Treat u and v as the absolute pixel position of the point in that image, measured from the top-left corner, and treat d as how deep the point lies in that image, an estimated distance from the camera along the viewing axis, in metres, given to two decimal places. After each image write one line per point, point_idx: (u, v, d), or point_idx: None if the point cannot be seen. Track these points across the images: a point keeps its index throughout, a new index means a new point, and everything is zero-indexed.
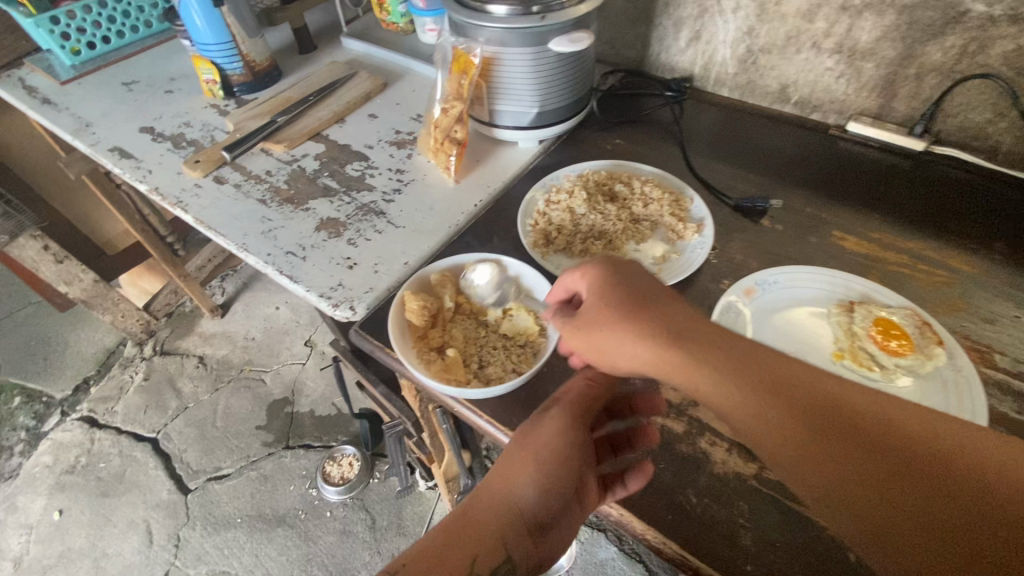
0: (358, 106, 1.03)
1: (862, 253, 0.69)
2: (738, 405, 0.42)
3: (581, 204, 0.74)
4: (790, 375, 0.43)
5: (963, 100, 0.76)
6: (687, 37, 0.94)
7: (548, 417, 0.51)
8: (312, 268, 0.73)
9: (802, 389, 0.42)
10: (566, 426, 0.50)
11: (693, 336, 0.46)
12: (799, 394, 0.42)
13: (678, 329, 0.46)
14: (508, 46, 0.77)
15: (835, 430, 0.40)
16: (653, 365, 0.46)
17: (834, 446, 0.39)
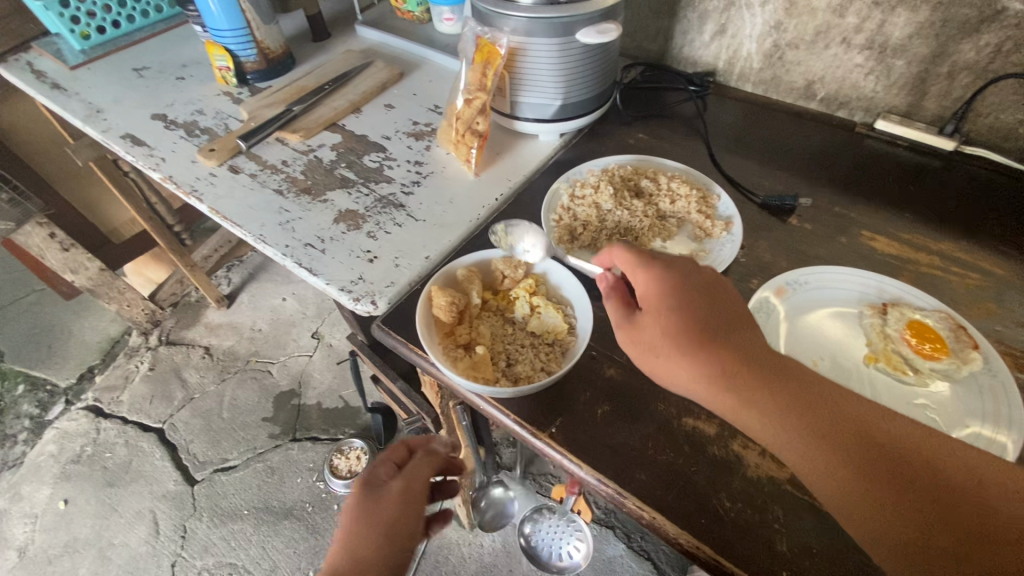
0: (374, 95, 1.01)
1: (892, 254, 0.68)
2: (770, 430, 0.44)
3: (607, 200, 0.73)
4: (815, 399, 0.45)
5: (995, 100, 0.75)
6: (711, 30, 0.92)
7: (391, 489, 0.59)
8: (332, 261, 0.72)
9: (837, 416, 0.44)
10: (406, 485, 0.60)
11: (743, 357, 0.47)
12: (836, 425, 0.43)
13: (719, 356, 0.47)
14: (534, 37, 0.75)
15: (866, 455, 0.42)
16: (697, 391, 0.46)
17: (863, 472, 0.41)
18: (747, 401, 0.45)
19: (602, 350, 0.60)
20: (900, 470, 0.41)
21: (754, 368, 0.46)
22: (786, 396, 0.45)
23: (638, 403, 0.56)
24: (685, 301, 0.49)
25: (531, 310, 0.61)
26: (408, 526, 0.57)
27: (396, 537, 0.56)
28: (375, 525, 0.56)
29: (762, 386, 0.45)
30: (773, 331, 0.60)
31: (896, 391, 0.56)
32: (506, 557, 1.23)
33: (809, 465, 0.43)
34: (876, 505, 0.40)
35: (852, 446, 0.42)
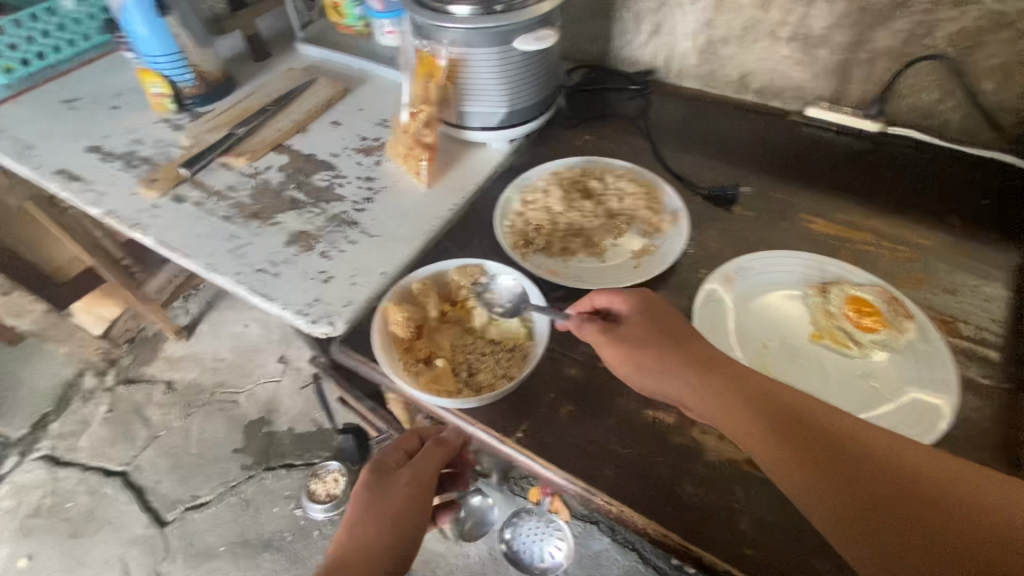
0: (320, 113, 1.00)
1: (830, 235, 0.71)
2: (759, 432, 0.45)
3: (557, 202, 0.74)
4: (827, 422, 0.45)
5: (912, 82, 0.80)
6: (647, 30, 0.95)
7: (402, 478, 0.59)
8: (286, 284, 0.71)
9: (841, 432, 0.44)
10: (417, 475, 0.60)
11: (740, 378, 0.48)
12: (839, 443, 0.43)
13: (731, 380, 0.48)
14: (473, 47, 0.76)
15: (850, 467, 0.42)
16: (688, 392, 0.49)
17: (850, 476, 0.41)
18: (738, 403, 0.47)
19: (563, 350, 0.61)
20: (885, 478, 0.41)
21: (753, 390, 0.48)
22: (761, 405, 0.46)
23: (600, 401, 0.57)
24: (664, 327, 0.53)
25: (489, 319, 0.61)
26: (416, 513, 0.58)
27: (403, 523, 0.57)
28: (385, 513, 0.57)
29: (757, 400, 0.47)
30: (723, 320, 0.62)
31: (842, 363, 0.59)
32: (493, 563, 1.22)
33: (792, 472, 0.43)
34: (858, 512, 0.40)
35: (829, 451, 0.43)
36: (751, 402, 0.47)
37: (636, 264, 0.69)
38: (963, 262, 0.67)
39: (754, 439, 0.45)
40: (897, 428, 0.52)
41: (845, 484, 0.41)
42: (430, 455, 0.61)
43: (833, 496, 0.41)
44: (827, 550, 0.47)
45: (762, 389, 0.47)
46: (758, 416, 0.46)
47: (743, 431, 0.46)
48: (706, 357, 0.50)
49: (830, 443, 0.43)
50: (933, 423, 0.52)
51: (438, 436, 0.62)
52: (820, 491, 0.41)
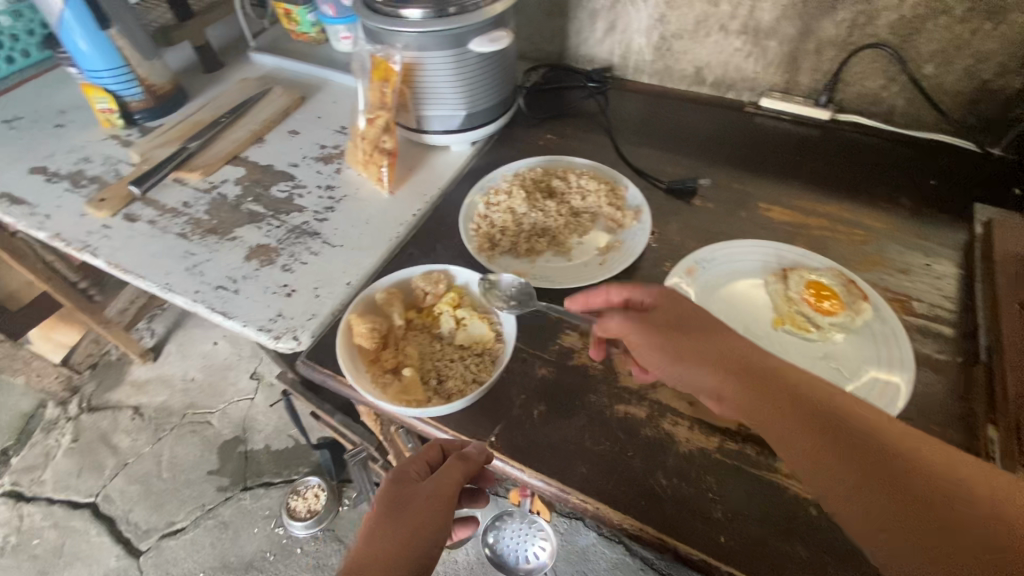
0: (277, 123, 0.98)
1: (787, 222, 0.73)
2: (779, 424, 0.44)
3: (520, 203, 0.74)
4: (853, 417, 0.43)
5: (858, 70, 0.82)
6: (603, 28, 0.96)
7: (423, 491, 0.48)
8: (248, 301, 0.69)
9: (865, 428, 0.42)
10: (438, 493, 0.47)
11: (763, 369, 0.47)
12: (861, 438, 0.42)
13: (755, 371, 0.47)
14: (427, 50, 0.76)
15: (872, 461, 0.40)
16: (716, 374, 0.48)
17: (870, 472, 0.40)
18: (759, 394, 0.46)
19: (532, 351, 0.61)
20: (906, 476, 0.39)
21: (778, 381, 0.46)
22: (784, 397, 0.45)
23: (570, 400, 0.57)
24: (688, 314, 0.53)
25: (457, 323, 0.59)
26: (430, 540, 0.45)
27: (415, 544, 0.44)
28: (400, 527, 0.45)
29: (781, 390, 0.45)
30: None
31: (805, 347, 0.60)
32: (482, 566, 1.23)
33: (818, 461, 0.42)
34: (890, 509, 0.38)
35: (854, 446, 0.41)
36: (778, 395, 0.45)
37: (601, 261, 0.69)
38: (915, 242, 0.69)
39: (786, 437, 0.43)
40: None
41: (880, 482, 0.39)
42: (453, 469, 0.48)
43: (851, 490, 0.40)
44: (798, 532, 0.48)
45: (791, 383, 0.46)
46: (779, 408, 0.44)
47: (771, 422, 0.45)
48: (735, 350, 0.49)
49: (863, 437, 0.41)
50: (891, 402, 0.54)
51: (461, 452, 0.51)
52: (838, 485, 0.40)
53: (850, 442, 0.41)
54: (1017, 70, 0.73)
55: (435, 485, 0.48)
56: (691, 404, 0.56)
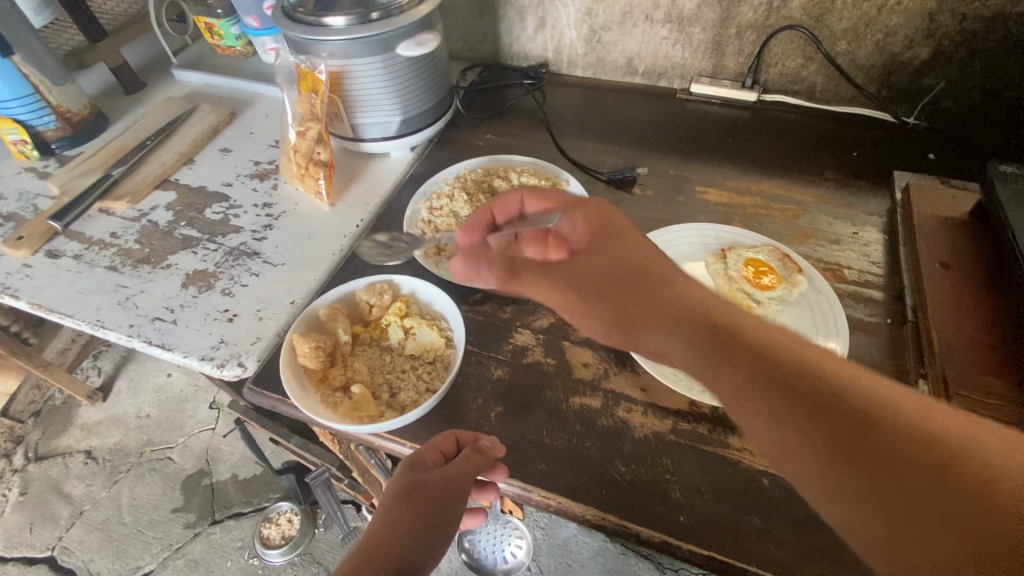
0: (207, 142, 0.94)
1: (723, 203, 0.75)
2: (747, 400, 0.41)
3: (462, 206, 0.73)
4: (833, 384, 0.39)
5: (778, 51, 0.85)
6: (533, 24, 0.96)
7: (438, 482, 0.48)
8: (187, 330, 0.66)
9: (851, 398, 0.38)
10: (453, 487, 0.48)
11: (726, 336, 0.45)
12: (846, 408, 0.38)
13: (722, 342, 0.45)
14: (353, 57, 0.74)
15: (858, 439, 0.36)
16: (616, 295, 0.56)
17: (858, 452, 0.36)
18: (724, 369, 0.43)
19: (484, 353, 0.60)
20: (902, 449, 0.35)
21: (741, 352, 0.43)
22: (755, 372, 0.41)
23: (525, 398, 0.57)
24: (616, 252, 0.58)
25: (405, 333, 0.57)
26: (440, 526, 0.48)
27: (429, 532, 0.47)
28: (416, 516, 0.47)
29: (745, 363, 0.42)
30: None
31: None
32: None
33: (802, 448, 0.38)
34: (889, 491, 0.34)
35: (839, 419, 0.37)
36: (745, 368, 0.42)
37: None
38: (843, 212, 0.72)
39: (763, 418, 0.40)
40: None
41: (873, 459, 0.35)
42: (468, 467, 0.47)
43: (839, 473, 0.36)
44: (751, 504, 0.49)
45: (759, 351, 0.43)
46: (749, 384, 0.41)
47: (740, 402, 0.41)
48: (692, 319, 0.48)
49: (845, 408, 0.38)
50: None
51: (477, 444, 0.50)
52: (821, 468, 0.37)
53: (822, 404, 0.38)
54: (922, 41, 0.77)
55: (450, 476, 0.48)
56: (643, 389, 0.57)
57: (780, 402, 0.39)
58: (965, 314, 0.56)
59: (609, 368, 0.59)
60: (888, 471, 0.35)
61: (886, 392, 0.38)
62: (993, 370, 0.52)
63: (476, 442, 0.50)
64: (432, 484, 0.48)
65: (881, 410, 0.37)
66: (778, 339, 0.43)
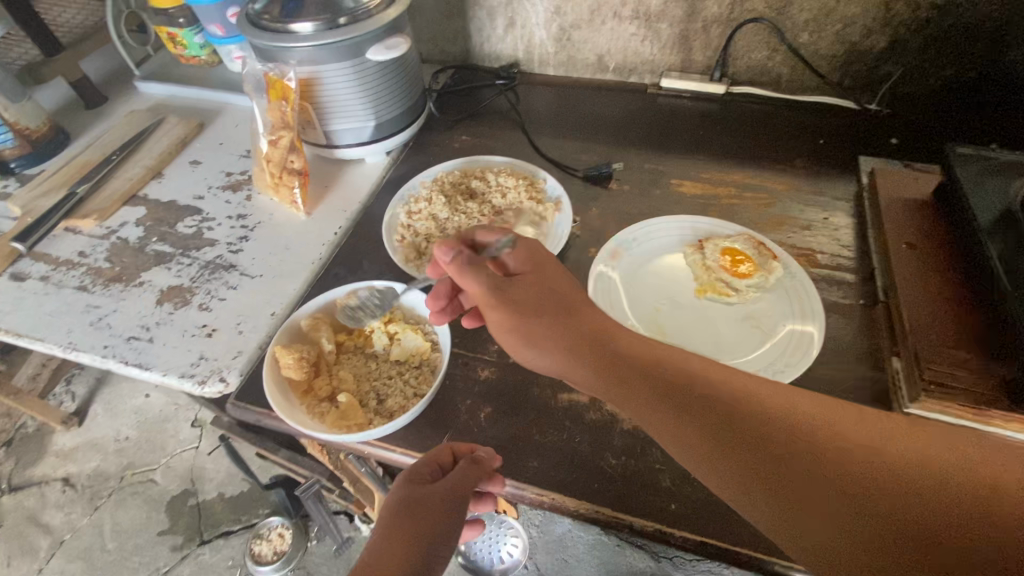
0: (175, 155, 0.92)
1: (698, 194, 0.76)
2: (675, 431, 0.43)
3: (442, 209, 0.71)
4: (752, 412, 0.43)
5: (744, 43, 0.87)
6: (502, 25, 0.97)
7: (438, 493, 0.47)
8: (165, 348, 0.65)
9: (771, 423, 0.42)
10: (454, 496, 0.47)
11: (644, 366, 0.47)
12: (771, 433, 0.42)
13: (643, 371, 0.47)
14: (323, 63, 0.73)
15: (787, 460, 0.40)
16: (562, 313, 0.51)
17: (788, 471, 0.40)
18: (645, 399, 0.45)
19: (470, 354, 0.60)
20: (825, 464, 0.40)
21: (662, 383, 0.46)
22: (682, 404, 0.44)
23: (513, 397, 0.57)
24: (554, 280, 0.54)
25: (390, 339, 0.56)
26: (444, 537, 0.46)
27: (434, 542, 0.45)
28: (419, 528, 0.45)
29: (667, 394, 0.45)
30: (617, 295, 0.65)
31: (728, 310, 0.63)
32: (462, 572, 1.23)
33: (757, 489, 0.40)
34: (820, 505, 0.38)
35: (768, 445, 0.41)
36: (669, 399, 0.44)
37: None
38: (814, 198, 0.74)
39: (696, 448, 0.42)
40: (778, 359, 0.57)
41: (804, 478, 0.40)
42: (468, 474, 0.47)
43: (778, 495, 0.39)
44: None
45: (680, 383, 0.45)
46: (677, 415, 0.44)
47: (671, 435, 0.43)
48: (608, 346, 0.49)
49: (768, 434, 0.42)
50: (806, 351, 0.58)
51: (473, 456, 0.49)
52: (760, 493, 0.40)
53: (749, 432, 0.42)
54: (880, 30, 0.79)
55: (449, 487, 0.47)
56: None
57: (715, 445, 0.42)
58: (932, 291, 0.58)
59: None
60: (820, 487, 0.39)
61: (799, 413, 0.43)
62: (963, 344, 0.54)
63: (473, 453, 0.50)
64: (431, 498, 0.47)
65: (799, 428, 0.42)
66: (693, 369, 0.47)
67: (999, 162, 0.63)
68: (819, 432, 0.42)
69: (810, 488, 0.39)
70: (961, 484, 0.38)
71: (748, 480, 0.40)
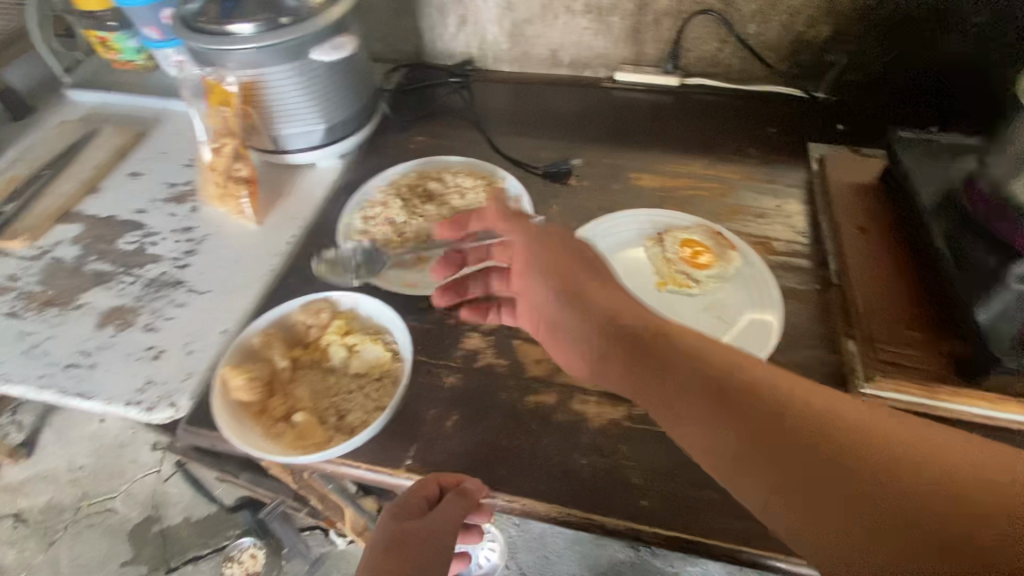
0: (112, 166, 0.87)
1: (657, 187, 0.77)
2: (677, 408, 0.40)
3: (398, 213, 0.69)
4: (766, 390, 0.39)
5: (694, 35, 0.87)
6: (454, 21, 0.95)
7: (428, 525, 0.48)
8: (108, 374, 0.61)
9: (787, 402, 0.38)
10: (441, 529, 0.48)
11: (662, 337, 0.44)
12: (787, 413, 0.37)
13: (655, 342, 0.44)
14: (266, 65, 0.70)
15: (798, 443, 0.36)
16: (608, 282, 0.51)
17: None
18: (650, 372, 0.43)
19: (434, 362, 0.59)
20: (842, 452, 0.35)
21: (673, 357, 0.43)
22: (688, 380, 0.41)
23: (481, 404, 0.55)
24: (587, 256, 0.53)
25: (349, 351, 0.54)
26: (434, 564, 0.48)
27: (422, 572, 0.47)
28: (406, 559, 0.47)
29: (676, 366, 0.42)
30: None
31: (690, 302, 0.64)
32: None
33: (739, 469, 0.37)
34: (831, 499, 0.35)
35: (778, 426, 0.37)
36: (673, 375, 0.41)
37: None
38: (768, 186, 0.75)
39: (698, 428, 0.39)
40: (740, 348, 0.58)
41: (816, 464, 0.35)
42: (450, 511, 0.47)
43: (786, 479, 0.35)
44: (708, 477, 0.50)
45: (692, 357, 0.42)
46: (680, 392, 0.40)
47: (674, 410, 0.40)
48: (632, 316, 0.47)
49: (781, 414, 0.37)
50: (767, 339, 0.58)
51: (458, 490, 0.48)
52: (763, 478, 0.36)
53: (756, 411, 0.38)
54: (823, 19, 0.81)
55: (439, 522, 0.48)
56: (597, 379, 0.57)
57: (720, 422, 0.38)
58: (883, 273, 0.60)
59: None
60: None
61: (821, 396, 0.39)
62: (913, 324, 0.56)
63: (460, 485, 0.49)
64: (419, 531, 0.48)
65: (819, 410, 0.37)
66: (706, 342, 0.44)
67: (940, 145, 0.65)
68: (823, 415, 0.37)
69: (806, 474, 0.35)
70: (962, 499, 0.33)
71: (753, 459, 0.36)
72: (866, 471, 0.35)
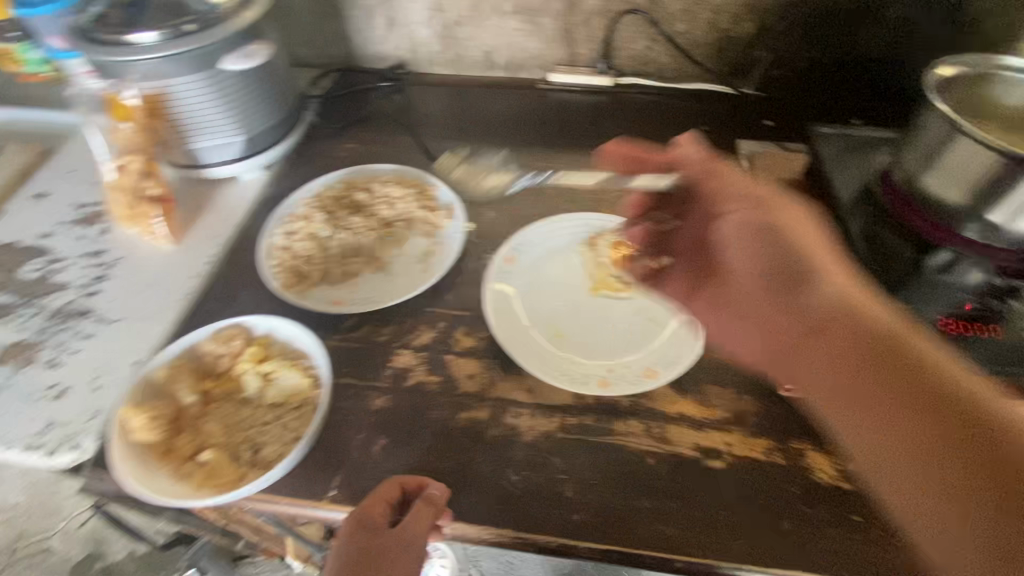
0: (14, 189, 0.81)
1: (591, 189, 0.76)
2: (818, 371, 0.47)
3: (321, 227, 0.66)
4: (911, 352, 0.44)
5: (625, 34, 0.87)
6: (383, 24, 0.92)
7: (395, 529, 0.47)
8: (4, 418, 0.56)
9: (925, 357, 0.43)
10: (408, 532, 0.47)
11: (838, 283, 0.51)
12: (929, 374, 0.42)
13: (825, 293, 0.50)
14: (172, 76, 0.66)
15: (940, 404, 0.40)
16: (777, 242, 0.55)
17: (932, 409, 0.40)
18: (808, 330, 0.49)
19: (361, 383, 0.56)
20: (975, 410, 0.40)
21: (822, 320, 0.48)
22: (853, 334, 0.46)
23: (409, 425, 0.53)
24: (789, 215, 0.56)
25: (263, 379, 0.51)
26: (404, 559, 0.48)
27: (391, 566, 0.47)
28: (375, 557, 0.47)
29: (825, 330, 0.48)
30: (515, 302, 0.62)
31: (621, 306, 0.63)
32: None
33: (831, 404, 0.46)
34: (956, 472, 0.38)
35: (924, 378, 0.42)
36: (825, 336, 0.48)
37: (422, 268, 0.66)
38: None
39: (859, 387, 0.44)
40: (670, 350, 0.58)
41: (950, 427, 0.40)
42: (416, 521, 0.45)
43: (914, 453, 0.40)
44: (642, 485, 0.50)
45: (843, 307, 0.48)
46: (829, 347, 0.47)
47: (834, 369, 0.46)
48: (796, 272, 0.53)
49: (923, 366, 0.43)
50: (693, 340, 0.59)
51: (424, 498, 0.47)
52: (893, 461, 0.41)
53: (896, 365, 0.43)
54: (747, 17, 0.82)
55: (406, 531, 0.46)
56: (530, 391, 0.55)
57: (868, 376, 0.44)
58: None
59: (494, 375, 0.57)
60: (981, 422, 0.39)
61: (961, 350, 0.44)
62: None
63: (425, 490, 0.48)
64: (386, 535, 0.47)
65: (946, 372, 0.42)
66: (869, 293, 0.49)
67: (853, 142, 0.67)
68: (941, 391, 0.41)
69: (935, 442, 0.39)
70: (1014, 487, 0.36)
71: (899, 420, 0.41)
72: (973, 452, 0.38)
